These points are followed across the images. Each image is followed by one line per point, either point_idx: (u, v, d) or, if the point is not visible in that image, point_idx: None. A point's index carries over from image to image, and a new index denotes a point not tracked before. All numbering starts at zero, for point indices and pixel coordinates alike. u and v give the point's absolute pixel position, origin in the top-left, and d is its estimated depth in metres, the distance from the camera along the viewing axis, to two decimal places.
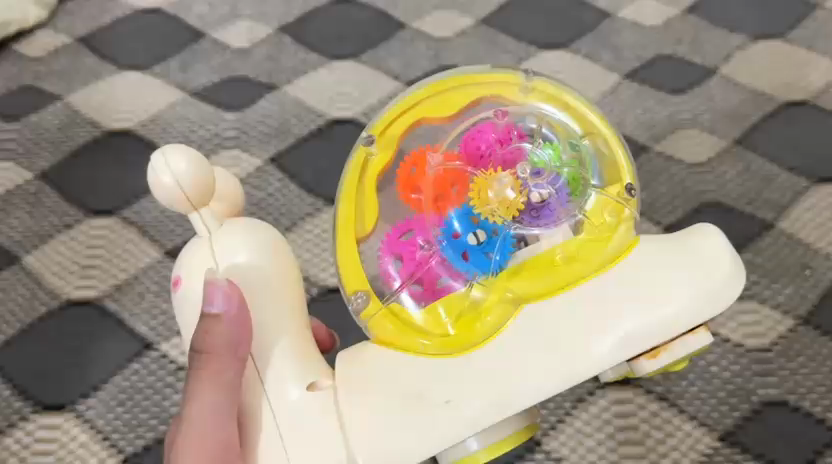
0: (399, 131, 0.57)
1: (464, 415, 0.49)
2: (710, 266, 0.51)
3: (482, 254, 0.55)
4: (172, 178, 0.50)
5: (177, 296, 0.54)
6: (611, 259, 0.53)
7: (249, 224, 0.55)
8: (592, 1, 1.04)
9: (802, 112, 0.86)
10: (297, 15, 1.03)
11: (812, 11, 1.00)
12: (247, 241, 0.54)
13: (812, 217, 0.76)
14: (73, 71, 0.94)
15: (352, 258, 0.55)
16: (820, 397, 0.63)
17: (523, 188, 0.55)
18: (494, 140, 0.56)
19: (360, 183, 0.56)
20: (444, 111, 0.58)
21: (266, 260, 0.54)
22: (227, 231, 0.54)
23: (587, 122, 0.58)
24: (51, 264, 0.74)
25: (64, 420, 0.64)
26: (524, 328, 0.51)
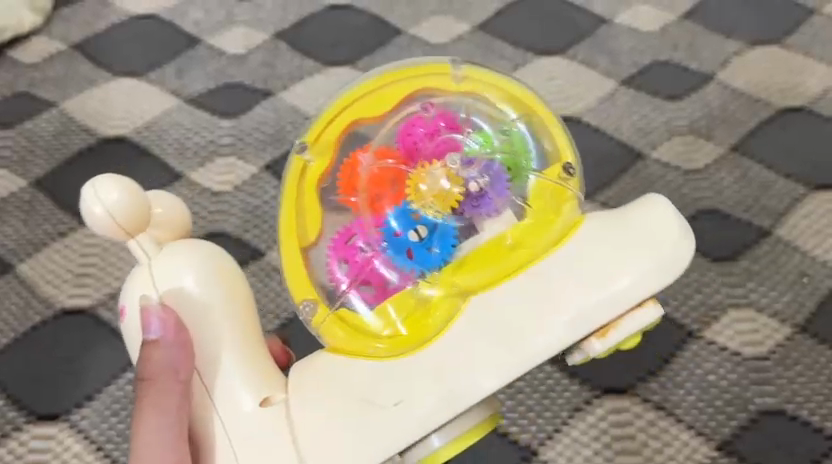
0: (334, 136, 0.57)
1: (415, 413, 0.49)
2: (653, 239, 0.50)
3: (425, 251, 0.54)
4: (102, 208, 0.51)
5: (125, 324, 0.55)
6: (555, 242, 0.52)
7: (187, 246, 0.54)
8: (589, 6, 1.04)
9: (799, 118, 0.86)
10: (293, 20, 1.02)
11: (809, 16, 1.00)
12: (181, 261, 0.53)
13: (809, 224, 0.76)
14: (68, 78, 0.94)
15: (295, 263, 0.55)
16: (818, 406, 0.63)
17: (460, 179, 0.54)
18: (425, 134, 0.56)
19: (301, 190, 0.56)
20: (377, 110, 0.57)
21: (209, 280, 0.53)
22: (162, 254, 0.54)
23: (519, 102, 0.57)
24: (45, 273, 0.73)
25: (58, 430, 0.63)
26: (471, 324, 0.51)
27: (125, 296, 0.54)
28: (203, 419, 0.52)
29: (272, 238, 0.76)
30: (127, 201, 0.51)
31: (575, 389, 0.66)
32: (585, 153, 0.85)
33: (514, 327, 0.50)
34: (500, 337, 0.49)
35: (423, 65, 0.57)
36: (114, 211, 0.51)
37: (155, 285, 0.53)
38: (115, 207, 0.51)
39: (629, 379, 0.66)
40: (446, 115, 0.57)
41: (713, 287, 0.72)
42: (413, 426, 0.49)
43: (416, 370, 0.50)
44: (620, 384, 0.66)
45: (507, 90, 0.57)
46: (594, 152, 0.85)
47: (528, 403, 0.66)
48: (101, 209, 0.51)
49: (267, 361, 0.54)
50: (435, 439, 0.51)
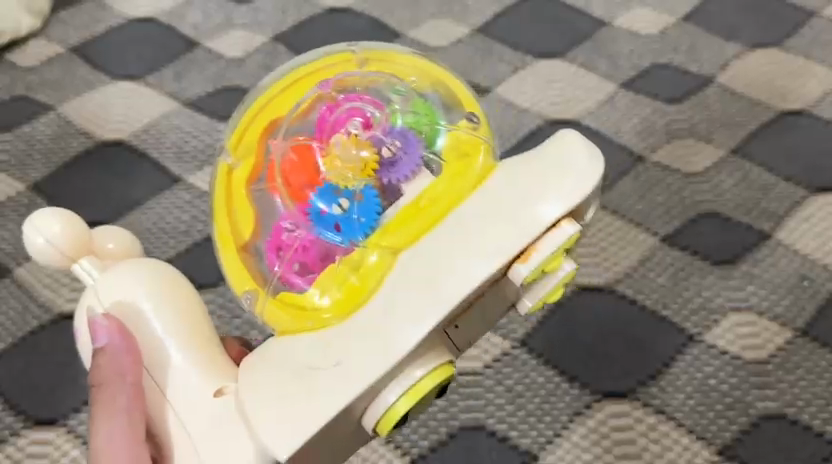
0: (256, 138, 0.55)
1: (357, 373, 0.44)
2: (557, 166, 0.46)
3: (349, 220, 0.50)
4: (42, 241, 0.54)
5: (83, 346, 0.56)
6: (472, 187, 0.48)
7: (131, 262, 0.55)
8: (588, 9, 1.04)
9: (799, 121, 0.86)
10: (292, 23, 1.02)
11: (809, 19, 1.00)
12: (121, 276, 0.54)
13: (810, 228, 0.76)
14: (66, 82, 0.93)
15: (234, 262, 0.53)
16: (819, 410, 0.63)
17: (374, 147, 0.52)
18: (328, 110, 0.54)
19: (224, 189, 0.54)
20: (288, 103, 0.56)
21: (154, 286, 0.54)
22: (105, 275, 0.55)
23: (422, 72, 0.56)
24: (42, 277, 0.73)
25: (56, 435, 0.63)
26: (397, 282, 0.46)
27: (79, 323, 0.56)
28: (159, 417, 0.52)
29: None
30: (64, 231, 0.54)
31: (575, 393, 0.66)
32: None
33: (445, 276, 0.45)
34: (428, 287, 0.45)
35: (326, 58, 0.57)
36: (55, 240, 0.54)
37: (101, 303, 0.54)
38: (54, 239, 0.54)
39: (629, 382, 0.66)
40: (347, 91, 0.55)
41: (713, 291, 0.72)
42: (343, 383, 0.43)
43: (348, 333, 0.46)
44: (620, 388, 0.66)
45: (411, 65, 0.57)
46: None
47: (528, 408, 0.65)
48: (42, 242, 0.54)
49: (218, 351, 0.54)
50: (387, 394, 0.45)
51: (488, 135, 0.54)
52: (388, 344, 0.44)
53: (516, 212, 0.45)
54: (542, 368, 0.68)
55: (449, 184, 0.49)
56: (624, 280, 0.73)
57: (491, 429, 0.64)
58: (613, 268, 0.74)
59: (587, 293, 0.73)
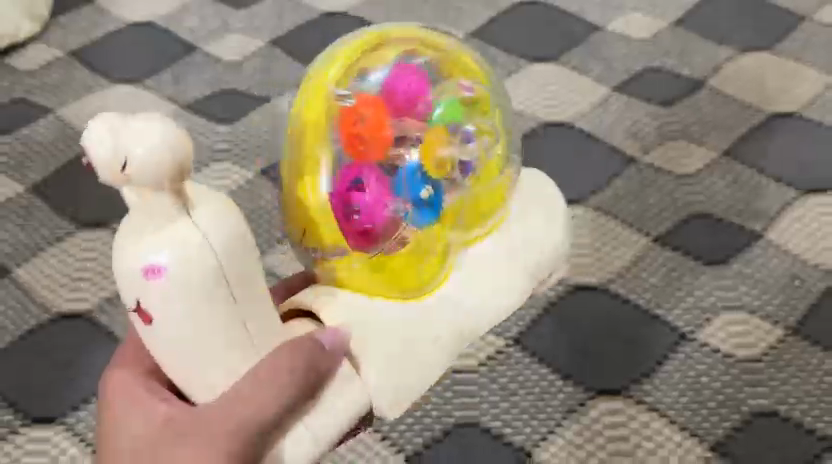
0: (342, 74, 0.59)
1: (447, 346, 0.55)
2: (557, 204, 0.66)
3: (429, 206, 0.57)
4: (143, 151, 0.41)
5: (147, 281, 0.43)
6: (502, 205, 0.64)
7: (215, 201, 0.44)
8: (582, 14, 1.05)
9: (789, 123, 0.87)
10: (289, 28, 1.03)
11: (799, 23, 1.01)
12: (229, 225, 0.44)
13: (801, 228, 0.77)
14: (65, 85, 0.94)
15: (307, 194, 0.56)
16: (810, 407, 0.64)
17: (448, 136, 0.59)
18: (417, 89, 0.59)
19: (309, 144, 0.57)
20: (379, 60, 0.60)
21: (238, 245, 0.44)
22: (197, 208, 0.44)
23: (474, 72, 0.65)
24: (41, 278, 0.74)
25: (55, 433, 0.63)
26: (458, 273, 0.59)
27: (149, 252, 0.42)
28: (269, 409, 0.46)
29: (268, 242, 0.76)
30: (174, 140, 0.42)
31: (569, 391, 0.66)
32: (577, 158, 0.85)
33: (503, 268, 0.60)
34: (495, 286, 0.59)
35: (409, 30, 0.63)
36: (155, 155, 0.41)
37: (219, 260, 0.43)
38: (157, 155, 0.41)
39: (622, 381, 0.67)
40: (427, 76, 0.60)
41: (705, 290, 0.73)
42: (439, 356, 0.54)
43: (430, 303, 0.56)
44: (615, 385, 0.66)
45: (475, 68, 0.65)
46: (585, 157, 0.85)
47: (522, 405, 0.66)
48: (140, 154, 0.41)
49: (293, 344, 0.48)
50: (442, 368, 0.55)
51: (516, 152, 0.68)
52: (475, 314, 0.57)
53: (537, 227, 0.63)
54: (537, 366, 0.68)
55: (487, 198, 0.63)
56: (616, 280, 0.74)
57: (486, 426, 0.65)
58: (607, 267, 0.75)
59: (581, 293, 0.73)
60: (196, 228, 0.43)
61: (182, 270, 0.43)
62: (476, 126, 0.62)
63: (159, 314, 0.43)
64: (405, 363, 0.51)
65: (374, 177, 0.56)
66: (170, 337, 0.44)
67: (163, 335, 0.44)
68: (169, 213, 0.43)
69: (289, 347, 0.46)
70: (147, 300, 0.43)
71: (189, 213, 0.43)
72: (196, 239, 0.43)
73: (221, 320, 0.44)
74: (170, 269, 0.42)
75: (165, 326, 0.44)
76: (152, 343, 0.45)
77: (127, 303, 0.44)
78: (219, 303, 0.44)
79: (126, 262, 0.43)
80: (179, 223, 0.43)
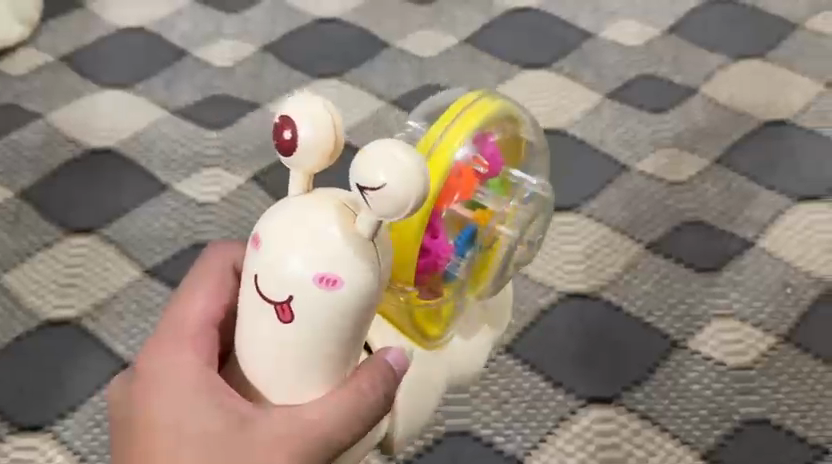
0: (480, 121, 0.56)
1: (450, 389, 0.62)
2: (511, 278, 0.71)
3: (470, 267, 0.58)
4: (391, 181, 0.40)
5: (306, 281, 0.44)
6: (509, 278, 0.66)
7: (381, 248, 0.46)
8: (574, 21, 1.05)
9: (781, 131, 0.87)
10: (281, 33, 1.03)
11: (792, 31, 1.02)
12: (386, 276, 0.46)
13: (793, 236, 0.77)
14: (55, 90, 0.94)
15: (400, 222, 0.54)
16: (801, 416, 0.64)
17: (500, 214, 0.60)
18: (495, 166, 0.58)
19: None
20: (489, 125, 0.58)
21: (384, 291, 0.46)
22: (377, 247, 0.45)
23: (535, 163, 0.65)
24: (29, 283, 0.73)
25: (42, 441, 0.63)
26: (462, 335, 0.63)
27: (328, 263, 0.44)
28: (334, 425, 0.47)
29: None
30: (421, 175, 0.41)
31: (561, 398, 0.66)
32: (569, 165, 0.85)
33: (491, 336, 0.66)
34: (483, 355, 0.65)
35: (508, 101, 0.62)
36: (404, 189, 0.40)
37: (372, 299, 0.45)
38: (407, 187, 0.40)
39: (614, 388, 0.66)
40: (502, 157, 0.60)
41: (697, 298, 0.72)
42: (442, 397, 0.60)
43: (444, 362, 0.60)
44: (606, 393, 0.66)
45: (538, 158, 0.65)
46: (578, 164, 0.85)
47: (513, 413, 0.65)
48: (388, 179, 0.40)
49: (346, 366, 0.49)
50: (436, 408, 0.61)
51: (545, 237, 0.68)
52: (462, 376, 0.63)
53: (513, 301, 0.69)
54: (528, 373, 0.68)
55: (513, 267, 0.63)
56: (608, 287, 0.74)
57: (477, 434, 0.64)
58: (598, 274, 0.75)
59: (571, 302, 0.73)
60: (372, 267, 0.45)
61: (343, 294, 0.44)
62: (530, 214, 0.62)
63: (309, 317, 0.44)
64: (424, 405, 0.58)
65: (443, 232, 0.56)
66: (299, 340, 0.45)
67: (298, 337, 0.45)
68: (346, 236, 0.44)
69: (361, 373, 0.48)
70: (304, 299, 0.44)
71: (363, 249, 0.44)
72: (370, 275, 0.44)
73: (347, 353, 0.47)
74: (333, 285, 0.44)
75: (305, 328, 0.45)
76: (266, 343, 0.46)
77: (273, 293, 0.44)
78: (357, 332, 0.46)
79: (287, 261, 0.44)
80: (363, 254, 0.44)
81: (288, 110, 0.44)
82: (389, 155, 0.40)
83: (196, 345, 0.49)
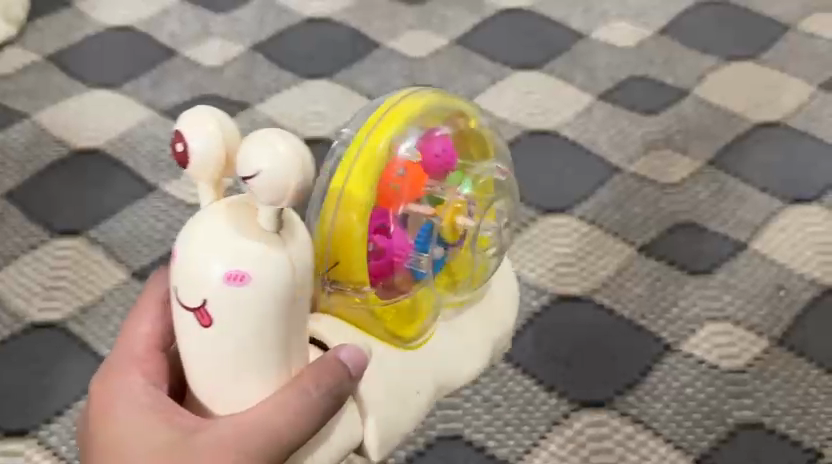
0: (400, 119, 0.56)
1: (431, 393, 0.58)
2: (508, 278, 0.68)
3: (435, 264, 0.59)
4: (269, 169, 0.40)
5: (217, 285, 0.43)
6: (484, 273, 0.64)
7: (295, 237, 0.45)
8: (565, 22, 1.05)
9: (773, 133, 0.87)
10: (271, 33, 1.02)
11: (784, 32, 1.01)
12: (305, 263, 0.45)
13: (786, 238, 0.76)
14: (42, 90, 0.92)
15: (340, 230, 0.53)
16: (796, 419, 0.63)
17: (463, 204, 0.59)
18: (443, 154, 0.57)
19: (352, 177, 0.53)
20: (419, 121, 0.58)
21: (304, 281, 0.45)
22: (288, 238, 0.44)
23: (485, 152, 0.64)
24: (14, 286, 0.72)
25: (26, 446, 0.62)
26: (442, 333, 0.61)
27: (237, 260, 0.43)
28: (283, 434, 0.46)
29: None
30: (297, 160, 0.41)
31: (554, 402, 0.65)
32: (561, 166, 0.85)
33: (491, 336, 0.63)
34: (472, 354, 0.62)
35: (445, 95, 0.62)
36: (279, 174, 0.40)
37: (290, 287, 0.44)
38: (282, 173, 0.40)
39: (607, 392, 0.66)
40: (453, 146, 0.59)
41: (689, 300, 0.72)
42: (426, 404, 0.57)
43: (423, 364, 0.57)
44: (599, 397, 0.66)
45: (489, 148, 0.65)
46: (569, 165, 0.85)
47: (505, 417, 0.65)
48: (266, 167, 0.40)
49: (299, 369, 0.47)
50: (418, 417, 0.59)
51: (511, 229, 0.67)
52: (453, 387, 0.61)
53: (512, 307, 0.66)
54: (521, 377, 0.67)
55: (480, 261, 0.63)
56: (601, 289, 0.73)
57: (469, 439, 0.64)
58: (590, 277, 0.74)
59: (562, 305, 0.72)
60: (284, 256, 0.44)
61: (255, 286, 0.43)
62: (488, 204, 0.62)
63: (225, 318, 0.44)
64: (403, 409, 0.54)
65: (398, 230, 0.55)
66: (224, 343, 0.44)
67: (220, 341, 0.44)
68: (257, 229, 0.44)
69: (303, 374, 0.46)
70: (215, 302, 0.43)
71: (273, 242, 0.44)
72: (281, 263, 0.44)
73: (281, 350, 0.46)
74: (242, 281, 0.43)
75: (223, 330, 0.44)
76: (194, 354, 0.45)
77: (187, 301, 0.44)
78: (281, 325, 0.45)
79: (197, 267, 0.43)
80: (269, 244, 0.44)
81: (181, 123, 0.45)
82: (266, 145, 0.40)
83: (144, 369, 0.50)
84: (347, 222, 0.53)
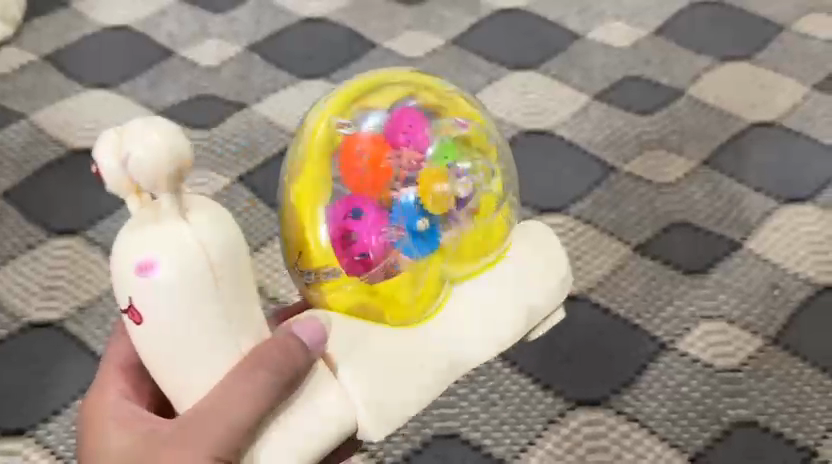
0: (350, 103, 0.55)
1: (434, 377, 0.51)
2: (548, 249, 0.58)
3: (420, 238, 0.53)
4: (140, 156, 0.41)
5: (136, 279, 0.42)
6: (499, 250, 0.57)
7: (209, 217, 0.43)
8: (561, 22, 1.05)
9: (768, 133, 0.88)
10: (267, 33, 1.02)
11: (779, 33, 1.02)
12: (220, 239, 0.43)
13: (780, 237, 0.77)
14: (39, 89, 0.93)
15: (300, 222, 0.52)
16: (790, 418, 0.64)
17: (449, 173, 0.53)
18: (409, 125, 0.53)
19: (304, 171, 0.53)
20: (376, 98, 0.55)
21: (222, 258, 0.43)
22: (196, 219, 0.43)
23: (474, 112, 0.58)
24: (11, 286, 0.72)
25: (24, 445, 0.62)
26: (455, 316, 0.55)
27: (145, 249, 0.42)
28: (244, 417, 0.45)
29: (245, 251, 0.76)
30: (163, 137, 0.42)
31: (549, 401, 0.66)
32: (557, 166, 0.85)
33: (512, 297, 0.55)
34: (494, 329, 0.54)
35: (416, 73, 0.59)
36: (148, 157, 0.41)
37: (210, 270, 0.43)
38: (152, 154, 0.42)
39: (602, 390, 0.66)
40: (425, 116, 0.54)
41: (685, 299, 0.72)
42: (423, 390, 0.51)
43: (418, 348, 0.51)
44: (594, 395, 0.66)
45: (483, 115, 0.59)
46: (565, 165, 0.85)
47: (502, 416, 0.65)
48: (135, 153, 0.42)
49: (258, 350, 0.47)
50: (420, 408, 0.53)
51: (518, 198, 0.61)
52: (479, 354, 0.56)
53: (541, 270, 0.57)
54: (517, 376, 0.68)
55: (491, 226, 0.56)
56: (597, 289, 0.74)
57: (465, 437, 0.64)
58: (586, 276, 0.75)
59: None
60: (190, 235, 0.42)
61: (164, 270, 0.42)
62: (478, 166, 0.55)
63: (149, 310, 0.43)
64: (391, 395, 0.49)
65: (368, 209, 0.52)
66: (156, 337, 0.44)
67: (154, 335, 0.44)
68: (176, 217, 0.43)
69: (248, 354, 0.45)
70: (136, 295, 0.43)
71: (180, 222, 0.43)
72: (187, 242, 0.42)
73: (221, 338, 0.44)
74: (153, 267, 0.42)
75: (153, 324, 0.43)
76: (139, 348, 0.45)
77: (120, 301, 0.44)
78: (205, 306, 0.43)
79: (120, 264, 0.43)
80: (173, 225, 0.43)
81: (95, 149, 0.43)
82: (134, 132, 0.42)
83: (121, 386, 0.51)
84: (303, 211, 0.52)
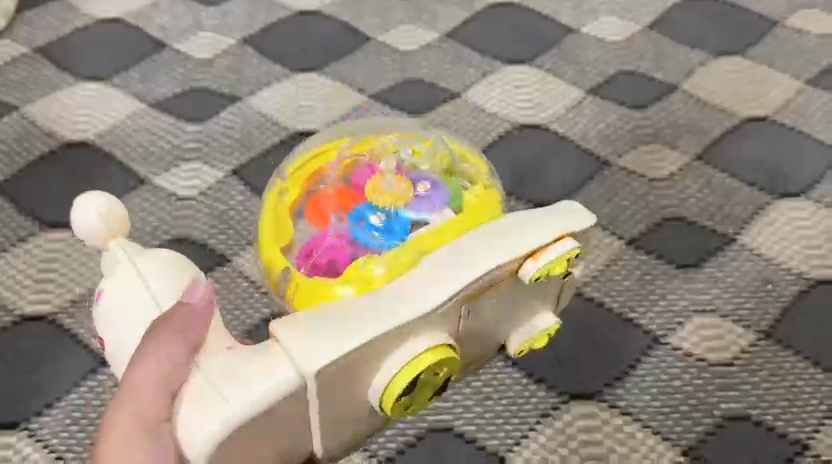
0: (306, 165, 0.72)
1: (392, 312, 0.53)
2: (548, 214, 0.60)
3: (386, 232, 0.63)
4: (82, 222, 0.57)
5: (101, 309, 0.55)
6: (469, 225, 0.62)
7: (159, 255, 0.56)
8: (556, 16, 1.05)
9: (761, 128, 0.88)
10: (261, 26, 1.02)
11: (773, 28, 1.02)
12: (159, 266, 0.55)
13: (774, 232, 0.77)
14: (30, 82, 0.92)
15: (277, 254, 0.66)
16: (782, 411, 0.64)
17: (397, 185, 0.66)
18: (360, 166, 0.70)
19: (274, 211, 0.69)
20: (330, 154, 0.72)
21: (165, 276, 0.54)
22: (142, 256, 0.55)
23: (422, 136, 0.73)
24: (4, 278, 0.72)
25: (17, 439, 0.61)
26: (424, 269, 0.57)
27: (102, 283, 0.55)
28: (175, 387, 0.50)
29: (239, 245, 0.75)
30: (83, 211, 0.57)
31: (543, 394, 0.66)
32: (551, 159, 0.85)
33: (468, 263, 0.56)
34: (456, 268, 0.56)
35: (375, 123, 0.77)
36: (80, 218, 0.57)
37: (156, 297, 0.54)
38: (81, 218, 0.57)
39: (596, 384, 0.66)
40: (376, 153, 0.71)
41: (678, 294, 0.72)
42: (378, 321, 0.53)
43: (376, 297, 0.55)
44: (588, 389, 0.66)
45: (432, 139, 0.72)
46: (559, 159, 0.85)
47: (495, 409, 0.65)
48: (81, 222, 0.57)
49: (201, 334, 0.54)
50: (389, 366, 0.54)
51: (499, 194, 0.68)
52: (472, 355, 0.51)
53: (510, 226, 0.59)
54: (510, 370, 0.68)
55: (469, 207, 0.64)
56: (590, 283, 0.74)
57: (459, 431, 0.64)
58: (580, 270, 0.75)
59: None
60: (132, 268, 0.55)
61: (115, 297, 0.54)
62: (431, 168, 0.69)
63: (112, 332, 0.54)
64: (338, 333, 0.52)
65: (331, 228, 0.65)
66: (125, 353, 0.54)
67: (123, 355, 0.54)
68: (131, 272, 0.55)
69: (157, 327, 0.52)
70: (102, 323, 0.55)
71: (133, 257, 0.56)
72: (131, 275, 0.55)
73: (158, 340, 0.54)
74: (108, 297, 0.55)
75: (120, 343, 0.54)
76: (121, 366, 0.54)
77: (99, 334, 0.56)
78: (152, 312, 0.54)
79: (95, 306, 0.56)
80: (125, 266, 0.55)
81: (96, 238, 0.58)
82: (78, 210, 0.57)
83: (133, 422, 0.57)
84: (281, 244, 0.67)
